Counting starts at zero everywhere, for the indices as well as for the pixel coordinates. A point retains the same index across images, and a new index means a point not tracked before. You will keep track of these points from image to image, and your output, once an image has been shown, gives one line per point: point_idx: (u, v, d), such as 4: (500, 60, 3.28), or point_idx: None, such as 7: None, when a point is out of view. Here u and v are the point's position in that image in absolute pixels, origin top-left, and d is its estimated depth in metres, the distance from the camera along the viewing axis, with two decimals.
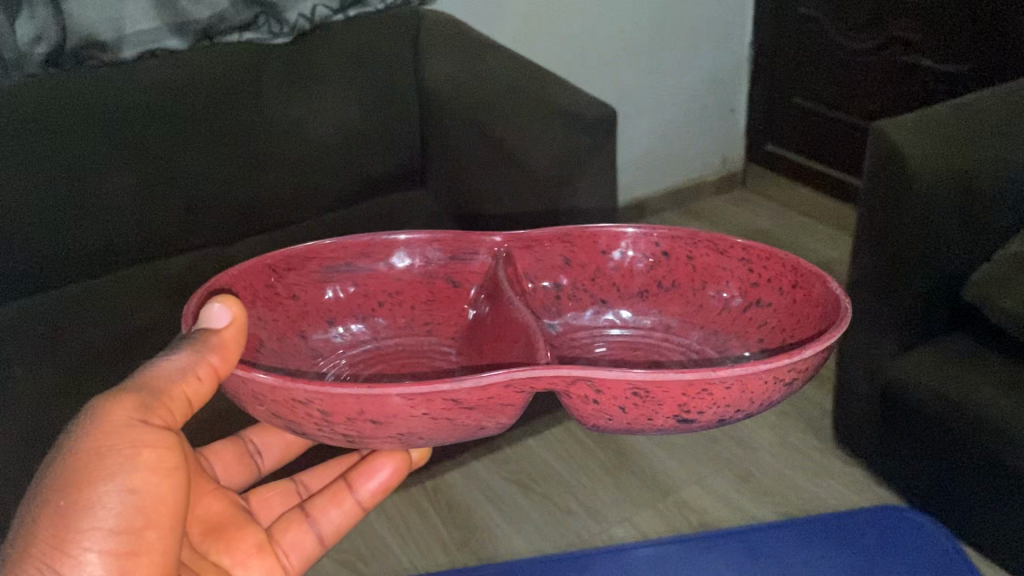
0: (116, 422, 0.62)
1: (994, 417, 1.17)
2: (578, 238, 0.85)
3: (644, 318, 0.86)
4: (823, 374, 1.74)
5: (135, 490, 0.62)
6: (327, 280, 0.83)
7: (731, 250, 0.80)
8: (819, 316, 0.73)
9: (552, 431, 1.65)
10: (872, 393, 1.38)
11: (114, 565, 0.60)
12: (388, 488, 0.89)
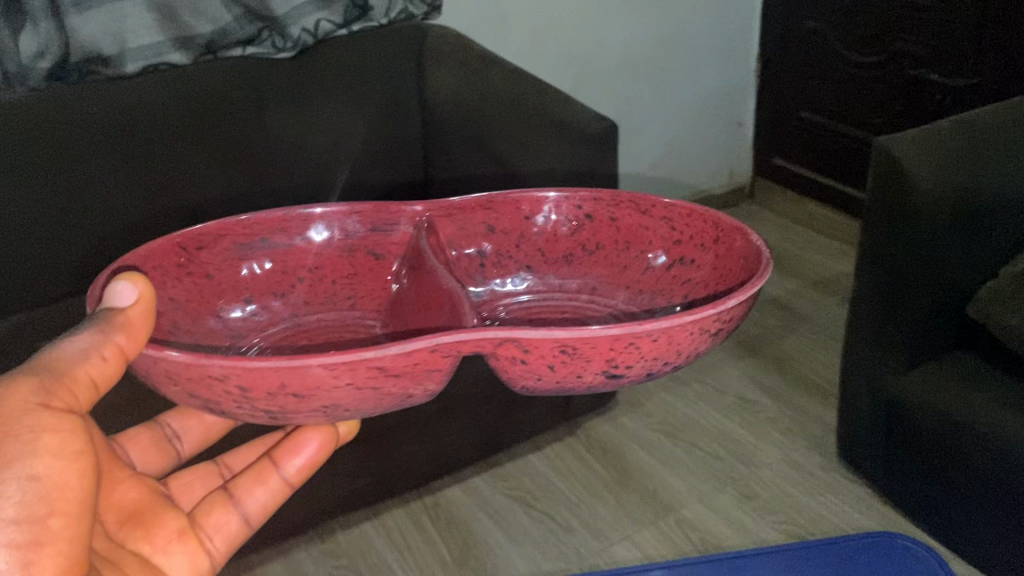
0: (14, 406, 0.59)
1: (1000, 435, 1.15)
2: (502, 205, 0.83)
3: (571, 282, 0.85)
4: (826, 390, 1.72)
5: (36, 476, 0.59)
6: (243, 257, 0.79)
7: (654, 209, 0.81)
8: (741, 270, 0.73)
9: (553, 446, 1.63)
10: (875, 413, 1.36)
11: (17, 556, 0.57)
12: (316, 463, 0.85)
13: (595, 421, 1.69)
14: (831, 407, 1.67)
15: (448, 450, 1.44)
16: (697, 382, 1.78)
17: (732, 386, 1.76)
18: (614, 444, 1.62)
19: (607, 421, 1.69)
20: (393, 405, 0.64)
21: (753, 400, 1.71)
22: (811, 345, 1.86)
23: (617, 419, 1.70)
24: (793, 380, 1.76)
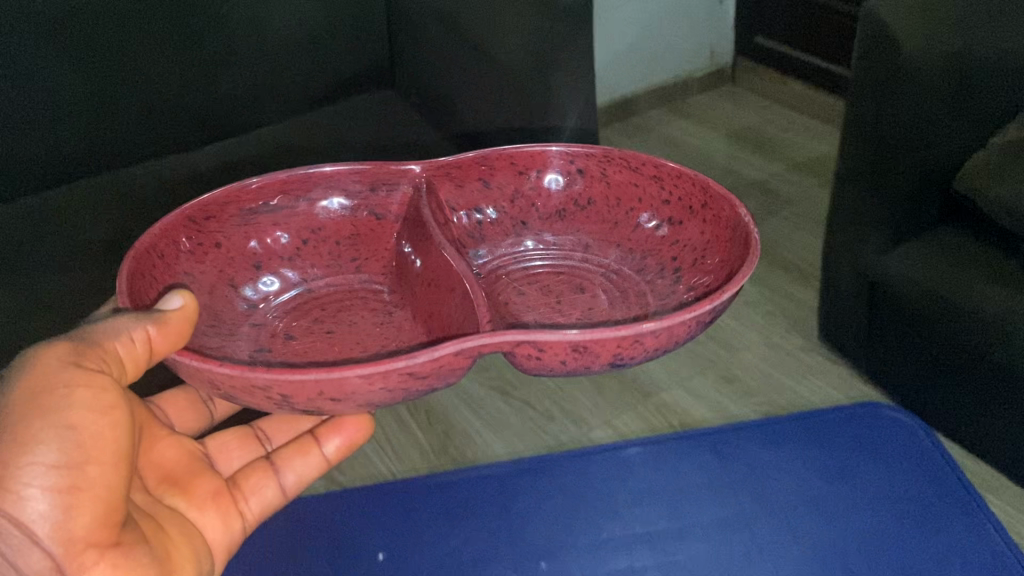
0: (51, 365, 0.65)
1: (976, 310, 1.14)
2: (497, 161, 0.88)
3: (564, 237, 0.90)
4: (806, 273, 1.69)
5: (74, 427, 0.65)
6: (251, 224, 0.85)
7: (645, 168, 0.86)
8: (728, 237, 0.79)
9: None
10: (858, 288, 1.33)
11: (59, 502, 0.64)
12: (353, 445, 0.89)
13: None
14: (810, 289, 1.65)
15: None
16: None
17: None
18: None
19: None
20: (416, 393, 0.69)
21: None
22: (791, 228, 1.82)
23: None
24: (774, 263, 1.72)
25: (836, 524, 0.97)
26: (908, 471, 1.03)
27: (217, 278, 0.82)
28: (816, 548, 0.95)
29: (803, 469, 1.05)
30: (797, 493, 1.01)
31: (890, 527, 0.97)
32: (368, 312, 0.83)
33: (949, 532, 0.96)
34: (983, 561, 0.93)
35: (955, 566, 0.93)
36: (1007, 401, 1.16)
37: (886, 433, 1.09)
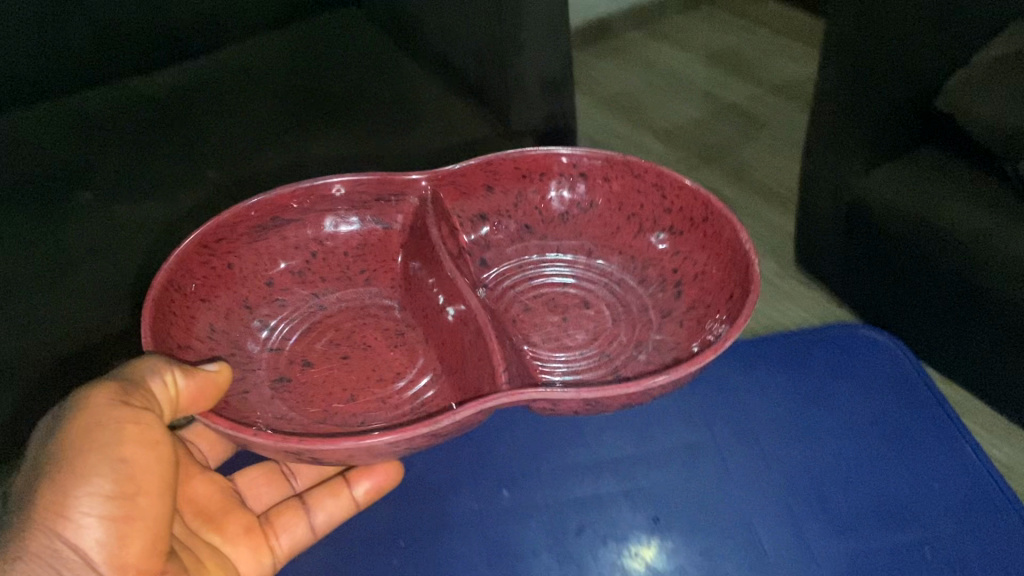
0: (105, 407, 0.68)
1: (957, 234, 1.11)
2: (501, 166, 0.92)
3: (570, 242, 0.95)
4: (785, 199, 1.64)
5: (127, 460, 0.68)
6: (261, 241, 0.89)
7: (648, 176, 0.91)
8: (728, 256, 0.84)
9: None
10: (838, 212, 1.30)
11: (111, 532, 0.66)
12: (384, 488, 0.91)
13: None
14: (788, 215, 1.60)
15: None
16: None
17: None
18: None
19: None
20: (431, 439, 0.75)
21: None
22: (769, 153, 1.77)
23: None
24: (752, 190, 1.67)
25: (807, 443, 0.96)
26: (888, 394, 1.02)
27: (232, 303, 0.87)
28: (792, 472, 0.94)
29: (779, 392, 1.03)
30: (774, 418, 0.99)
31: (868, 448, 0.96)
32: (382, 337, 0.87)
33: (927, 453, 0.95)
34: (962, 481, 0.93)
35: (933, 487, 0.92)
36: (986, 323, 1.14)
37: (870, 357, 1.06)
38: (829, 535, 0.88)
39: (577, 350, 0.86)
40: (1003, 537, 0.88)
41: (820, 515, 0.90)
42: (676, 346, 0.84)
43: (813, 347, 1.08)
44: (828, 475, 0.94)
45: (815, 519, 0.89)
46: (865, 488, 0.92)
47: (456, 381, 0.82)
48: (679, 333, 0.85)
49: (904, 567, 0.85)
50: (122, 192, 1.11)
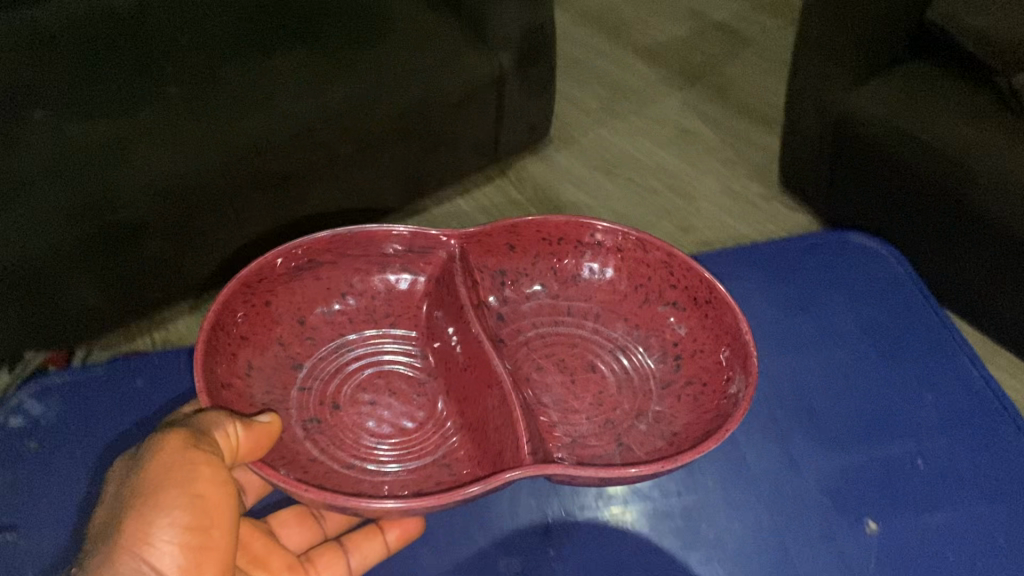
0: (173, 445, 0.52)
1: (949, 145, 1.03)
2: (524, 232, 0.73)
3: (580, 304, 0.74)
4: (768, 118, 1.53)
5: (201, 494, 0.52)
6: (310, 292, 0.71)
7: (659, 254, 0.71)
8: (728, 342, 0.67)
9: (483, 191, 1.34)
10: (823, 132, 1.21)
11: (188, 558, 0.50)
12: (409, 536, 0.62)
13: (527, 160, 1.40)
14: (774, 134, 1.48)
15: (375, 194, 1.16)
16: (635, 114, 1.52)
17: (671, 117, 1.52)
18: (549, 184, 1.36)
19: (539, 160, 1.41)
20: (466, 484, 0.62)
21: (694, 131, 1.50)
22: (755, 71, 1.65)
23: (552, 158, 1.42)
24: (734, 109, 1.55)
25: (792, 350, 0.74)
26: (882, 294, 0.79)
27: (274, 359, 0.68)
28: (774, 393, 0.71)
29: (766, 300, 0.78)
30: (758, 327, 0.76)
31: (855, 351, 0.74)
32: (405, 403, 0.67)
33: (920, 358, 0.74)
34: (964, 392, 0.71)
35: (930, 400, 0.71)
36: (975, 238, 1.05)
37: (858, 261, 0.82)
38: (819, 458, 0.67)
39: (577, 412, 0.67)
40: (1008, 445, 0.68)
41: (807, 433, 0.69)
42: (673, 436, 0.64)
43: (782, 253, 0.83)
44: (819, 431, 0.69)
45: (805, 435, 0.68)
46: (852, 402, 0.71)
47: (474, 450, 0.64)
48: (678, 412, 0.66)
49: (895, 486, 0.65)
50: (83, 109, 0.96)
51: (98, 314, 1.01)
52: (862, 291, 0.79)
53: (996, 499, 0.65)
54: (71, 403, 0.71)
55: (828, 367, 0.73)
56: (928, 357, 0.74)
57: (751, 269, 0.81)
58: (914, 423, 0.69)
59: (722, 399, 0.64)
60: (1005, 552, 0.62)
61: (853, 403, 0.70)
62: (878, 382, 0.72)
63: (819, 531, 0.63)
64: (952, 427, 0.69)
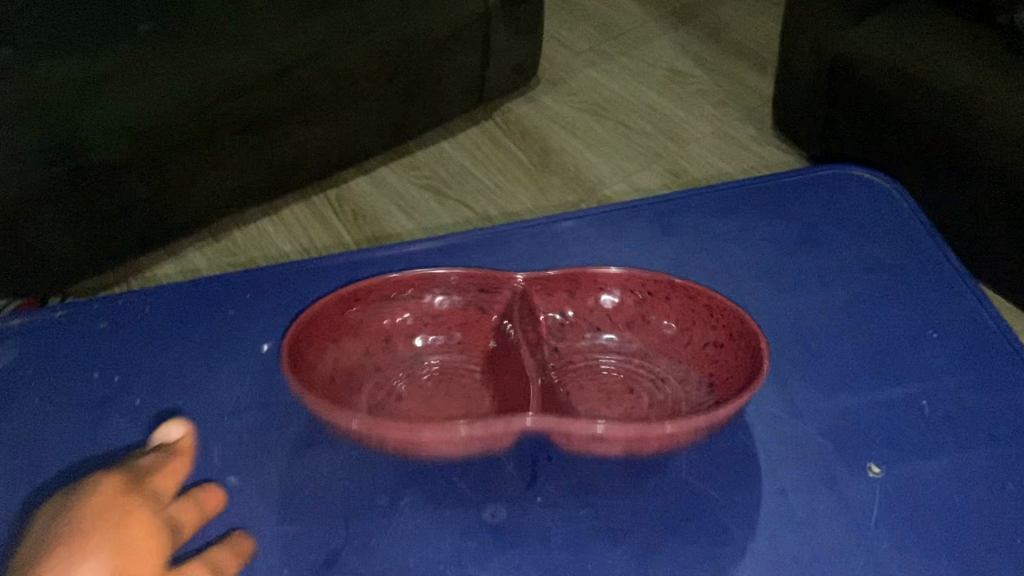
0: (105, 486, 0.45)
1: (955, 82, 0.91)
2: (558, 280, 0.60)
3: (624, 346, 0.61)
4: (764, 59, 1.39)
5: (132, 541, 0.43)
6: (405, 312, 0.60)
7: (696, 297, 0.57)
8: (745, 390, 0.53)
9: (467, 134, 1.24)
10: (817, 69, 1.07)
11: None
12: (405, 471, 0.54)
13: (512, 102, 1.29)
14: (772, 75, 1.35)
15: (350, 136, 1.10)
16: (624, 56, 1.39)
17: (662, 59, 1.39)
18: (535, 127, 1.25)
19: (525, 103, 1.30)
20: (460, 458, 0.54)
21: (687, 73, 1.36)
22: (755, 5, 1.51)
23: (538, 101, 1.30)
24: (728, 50, 1.41)
25: (784, 288, 0.64)
26: (883, 222, 0.69)
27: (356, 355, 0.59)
28: (767, 327, 0.62)
29: (757, 234, 0.68)
30: (747, 265, 0.66)
31: (851, 285, 0.65)
32: (453, 406, 0.58)
33: (924, 292, 0.64)
34: (973, 329, 0.61)
35: (935, 338, 0.61)
36: (975, 183, 0.92)
37: (850, 190, 0.72)
38: (815, 400, 0.58)
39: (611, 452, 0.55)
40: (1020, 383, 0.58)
41: (805, 374, 0.59)
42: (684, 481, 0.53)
43: (767, 186, 0.72)
44: (812, 375, 0.59)
45: (801, 375, 0.59)
46: (853, 349, 0.61)
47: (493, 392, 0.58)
48: (699, 447, 0.55)
49: (899, 426, 0.56)
50: (53, 44, 0.89)
51: (70, 263, 0.96)
52: (851, 218, 0.69)
53: (1013, 437, 0.55)
54: (27, 342, 0.62)
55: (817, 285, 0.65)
56: (945, 304, 0.63)
57: (732, 203, 0.71)
58: (936, 389, 0.58)
59: (737, 427, 0.53)
60: (1011, 493, 0.53)
61: (851, 354, 0.60)
62: (891, 341, 0.61)
63: (817, 472, 0.54)
64: (983, 398, 0.57)
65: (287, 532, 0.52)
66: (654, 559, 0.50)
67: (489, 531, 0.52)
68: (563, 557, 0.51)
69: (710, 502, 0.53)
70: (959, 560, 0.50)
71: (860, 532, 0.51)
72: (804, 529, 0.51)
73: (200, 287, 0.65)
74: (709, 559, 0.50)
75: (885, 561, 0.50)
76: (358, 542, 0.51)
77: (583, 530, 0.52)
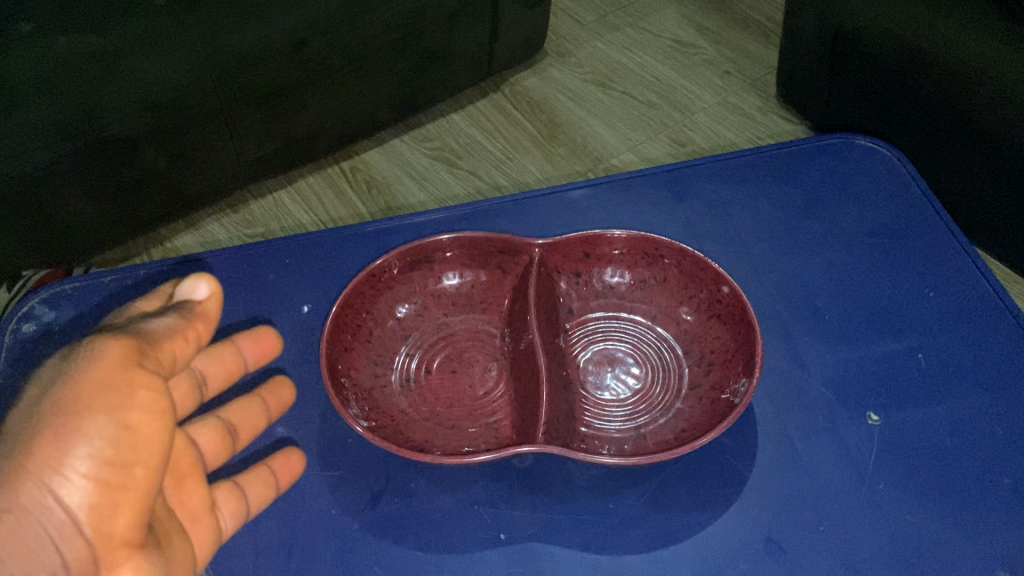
0: (109, 358, 0.40)
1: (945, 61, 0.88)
2: (564, 245, 0.60)
3: (629, 305, 0.61)
4: (768, 29, 1.41)
5: (132, 426, 0.40)
6: (428, 273, 0.61)
7: (704, 270, 0.58)
8: (748, 372, 0.53)
9: (478, 106, 1.26)
10: (820, 40, 1.08)
11: (102, 497, 0.39)
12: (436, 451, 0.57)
13: (521, 73, 1.32)
14: (774, 46, 1.37)
15: (365, 107, 1.12)
16: (631, 27, 1.41)
17: (668, 29, 1.41)
18: (544, 99, 1.27)
19: (534, 74, 1.32)
20: (472, 418, 0.56)
21: (692, 44, 1.38)
22: None
23: (547, 73, 1.32)
24: (732, 19, 1.43)
25: (795, 253, 0.67)
26: (882, 190, 0.72)
27: (381, 327, 0.60)
28: (772, 288, 0.65)
29: (765, 200, 0.71)
30: (754, 230, 0.69)
31: (851, 248, 0.68)
32: (477, 375, 0.58)
33: (919, 254, 0.67)
34: (964, 287, 0.65)
35: (929, 296, 0.64)
36: (973, 152, 0.93)
37: (852, 159, 0.74)
38: (825, 356, 0.61)
39: (630, 406, 0.56)
40: (1008, 338, 0.62)
41: (809, 331, 0.62)
42: (681, 435, 0.54)
43: (776, 153, 0.75)
44: (818, 333, 0.62)
45: (810, 333, 0.62)
46: (857, 308, 0.64)
47: (506, 369, 0.59)
48: (692, 414, 0.55)
49: (896, 378, 0.60)
50: (68, 21, 0.87)
51: (94, 226, 0.98)
52: (854, 183, 0.72)
53: (1001, 386, 0.59)
54: (83, 303, 0.65)
55: (821, 248, 0.68)
56: (945, 268, 0.66)
57: (745, 167, 0.74)
58: (934, 347, 0.61)
59: (727, 401, 0.53)
60: (1000, 437, 0.56)
61: (854, 315, 0.63)
62: (892, 303, 0.64)
63: (820, 420, 0.57)
64: (979, 357, 0.60)
65: (331, 476, 0.55)
66: (671, 499, 0.54)
67: (516, 475, 0.55)
68: (587, 498, 0.54)
69: (723, 446, 0.56)
70: (952, 501, 0.54)
71: (860, 474, 0.55)
72: (808, 474, 0.55)
73: (241, 251, 0.68)
74: (722, 497, 0.54)
75: (883, 501, 0.54)
76: (397, 487, 0.55)
77: (605, 473, 0.55)
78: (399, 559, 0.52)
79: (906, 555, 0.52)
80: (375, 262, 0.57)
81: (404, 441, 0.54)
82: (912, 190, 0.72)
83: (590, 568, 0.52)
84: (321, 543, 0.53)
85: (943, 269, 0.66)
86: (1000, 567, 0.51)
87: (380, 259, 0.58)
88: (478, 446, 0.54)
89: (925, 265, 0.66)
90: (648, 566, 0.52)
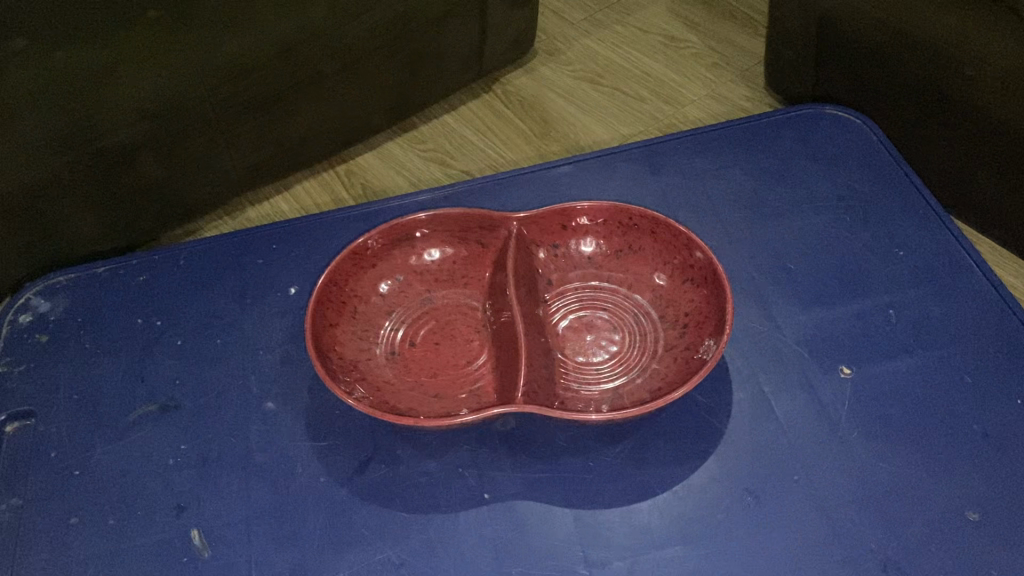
0: None
1: (922, 32, 0.87)
2: (542, 218, 0.62)
3: (608, 275, 0.63)
4: (754, 20, 1.42)
5: None
6: (411, 249, 0.63)
7: (677, 238, 0.60)
8: (717, 333, 0.55)
9: (468, 104, 1.28)
10: None
11: None
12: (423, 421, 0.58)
13: (511, 72, 1.33)
14: (760, 37, 1.39)
15: (359, 110, 1.13)
16: (618, 23, 1.43)
17: (656, 25, 1.42)
18: (532, 95, 1.29)
19: (524, 73, 1.33)
20: (455, 384, 0.58)
21: (680, 37, 1.40)
22: None
23: (537, 72, 1.34)
24: (719, 12, 1.44)
25: (772, 222, 0.68)
26: (855, 159, 0.73)
27: (367, 304, 0.61)
28: (748, 255, 0.66)
29: (739, 172, 0.73)
30: (730, 201, 0.70)
31: (823, 213, 0.69)
32: (460, 346, 0.60)
33: (887, 215, 0.69)
34: (934, 245, 0.66)
35: (898, 255, 0.66)
36: None
37: (825, 128, 0.76)
38: (798, 315, 0.62)
39: (607, 369, 0.57)
40: (977, 294, 0.63)
41: (784, 293, 0.64)
42: (656, 393, 0.55)
43: (751, 127, 0.76)
44: (793, 296, 0.63)
45: (785, 295, 0.63)
46: (830, 270, 0.65)
47: (490, 339, 0.60)
48: (667, 373, 0.56)
49: (870, 335, 0.61)
50: (55, 28, 0.86)
51: (89, 237, 0.97)
52: (828, 154, 0.74)
53: (970, 339, 0.60)
54: (78, 294, 0.67)
55: (796, 214, 0.69)
56: (918, 228, 0.67)
57: (720, 143, 0.75)
58: (908, 308, 0.62)
59: (700, 359, 0.55)
60: (969, 385, 0.58)
61: (828, 279, 0.64)
62: (867, 267, 0.65)
63: (794, 376, 0.59)
64: (950, 316, 0.61)
65: (322, 446, 0.57)
66: (650, 454, 0.55)
67: (499, 438, 0.56)
68: (568, 457, 0.55)
69: (698, 403, 0.57)
70: (924, 447, 0.55)
71: (833, 426, 0.56)
72: (783, 428, 0.56)
73: (232, 241, 0.70)
74: (699, 451, 0.55)
75: (856, 451, 0.55)
76: (384, 454, 0.56)
77: (585, 432, 0.57)
78: (387, 520, 0.53)
79: (879, 499, 0.53)
80: (359, 240, 0.59)
81: (389, 408, 0.55)
82: (883, 158, 0.73)
83: (572, 523, 0.53)
84: (311, 509, 0.54)
85: (916, 229, 0.67)
86: (970, 507, 0.52)
87: (364, 236, 0.60)
88: (461, 410, 0.56)
89: (898, 227, 0.68)
90: (629, 519, 0.53)
